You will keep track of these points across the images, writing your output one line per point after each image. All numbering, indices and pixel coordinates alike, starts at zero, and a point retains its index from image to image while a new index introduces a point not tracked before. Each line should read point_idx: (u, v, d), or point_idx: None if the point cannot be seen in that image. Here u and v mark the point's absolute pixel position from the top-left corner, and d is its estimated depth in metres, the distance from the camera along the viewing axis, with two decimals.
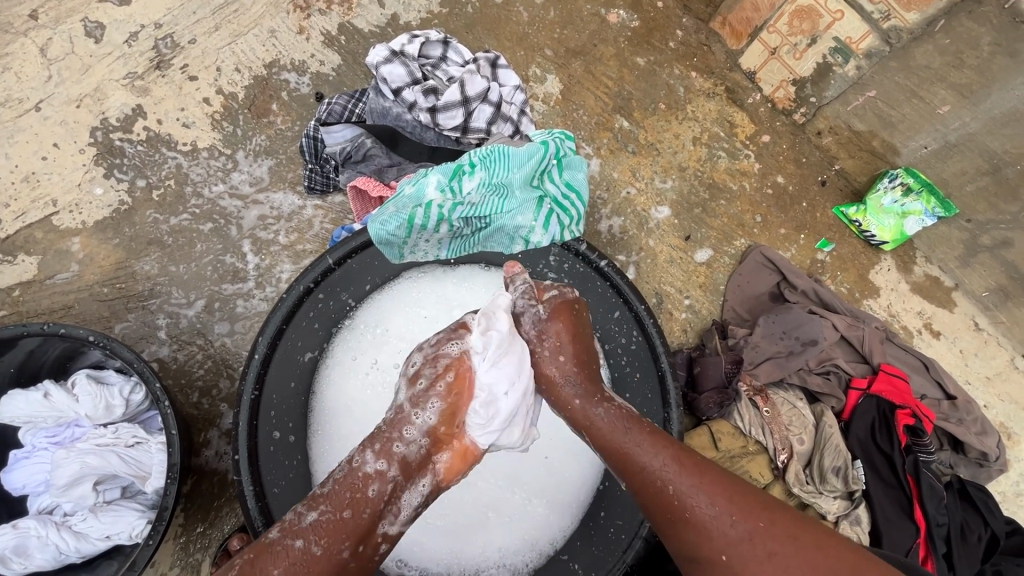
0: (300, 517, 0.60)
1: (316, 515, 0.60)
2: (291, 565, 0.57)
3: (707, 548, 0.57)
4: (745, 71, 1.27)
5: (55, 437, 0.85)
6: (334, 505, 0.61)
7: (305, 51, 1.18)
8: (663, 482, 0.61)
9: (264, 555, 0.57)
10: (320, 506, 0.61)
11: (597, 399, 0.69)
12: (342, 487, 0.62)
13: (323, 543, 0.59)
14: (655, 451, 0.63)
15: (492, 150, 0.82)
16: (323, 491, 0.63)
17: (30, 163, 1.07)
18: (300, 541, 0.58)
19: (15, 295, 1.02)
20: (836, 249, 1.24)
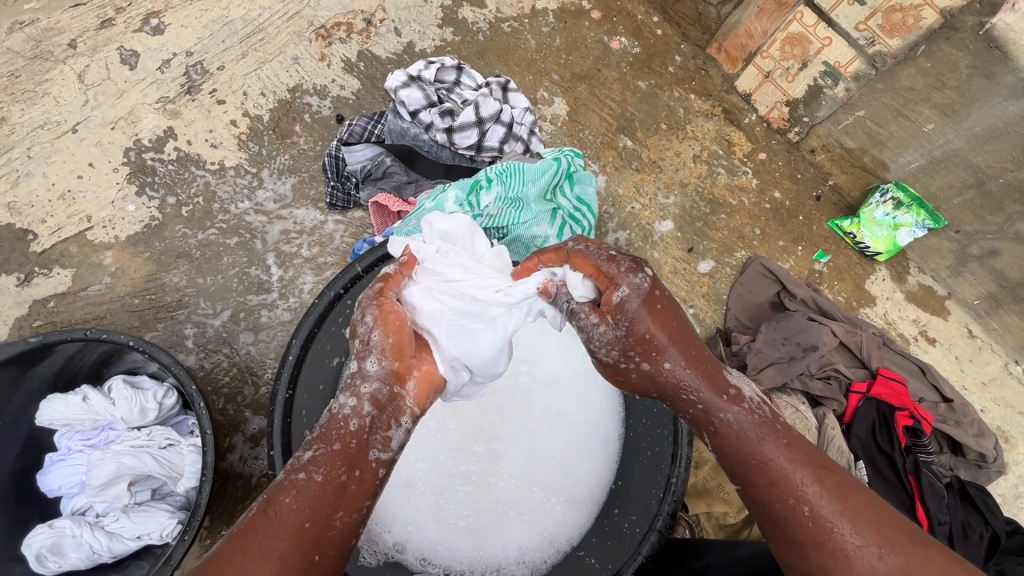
0: (298, 457, 0.58)
1: (311, 453, 0.58)
2: (303, 497, 0.55)
3: (840, 574, 0.53)
4: (741, 93, 1.35)
5: (90, 440, 0.89)
6: (324, 440, 0.58)
7: (327, 76, 1.25)
8: (786, 495, 0.57)
9: (275, 495, 0.56)
10: (312, 445, 0.58)
11: (723, 402, 0.61)
12: (328, 423, 0.59)
13: (323, 471, 0.56)
14: (790, 466, 0.57)
15: (508, 166, 0.88)
16: (312, 433, 0.59)
17: (66, 181, 1.13)
18: (302, 474, 0.56)
19: (50, 306, 1.06)
20: (832, 260, 1.30)
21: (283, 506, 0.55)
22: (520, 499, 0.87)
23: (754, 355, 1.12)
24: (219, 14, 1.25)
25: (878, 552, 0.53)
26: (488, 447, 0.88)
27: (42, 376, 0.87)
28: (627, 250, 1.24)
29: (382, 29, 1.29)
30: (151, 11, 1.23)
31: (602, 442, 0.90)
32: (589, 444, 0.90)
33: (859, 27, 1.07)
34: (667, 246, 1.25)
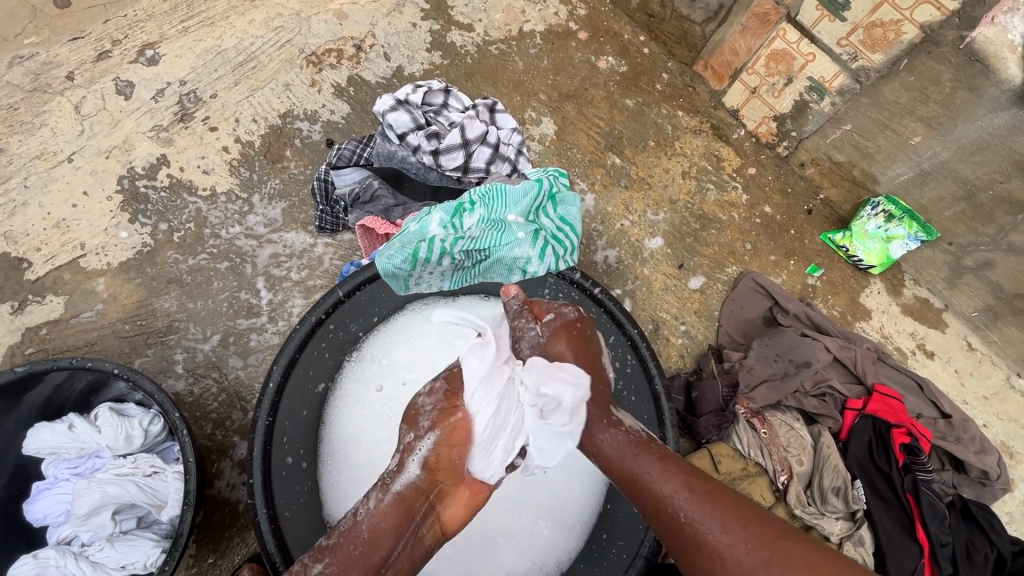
0: (309, 568, 0.62)
1: (320, 568, 0.61)
2: None
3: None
4: (729, 109, 1.36)
5: (77, 468, 0.89)
6: (339, 559, 0.62)
7: (317, 101, 1.27)
8: (674, 509, 0.61)
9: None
10: (324, 559, 0.62)
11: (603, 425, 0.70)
12: (345, 539, 0.63)
13: None
14: (665, 478, 0.63)
15: (490, 189, 0.89)
16: (328, 542, 0.64)
17: (61, 210, 1.15)
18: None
19: (42, 333, 1.07)
20: (825, 274, 1.29)
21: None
22: (505, 523, 0.86)
23: (746, 372, 1.10)
24: (213, 43, 1.28)
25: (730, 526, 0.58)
26: None
27: (31, 405, 0.88)
28: (617, 267, 1.23)
29: (372, 54, 1.31)
30: (146, 42, 1.26)
31: (590, 468, 0.87)
32: (576, 467, 0.88)
33: (841, 43, 1.08)
34: (657, 263, 1.25)
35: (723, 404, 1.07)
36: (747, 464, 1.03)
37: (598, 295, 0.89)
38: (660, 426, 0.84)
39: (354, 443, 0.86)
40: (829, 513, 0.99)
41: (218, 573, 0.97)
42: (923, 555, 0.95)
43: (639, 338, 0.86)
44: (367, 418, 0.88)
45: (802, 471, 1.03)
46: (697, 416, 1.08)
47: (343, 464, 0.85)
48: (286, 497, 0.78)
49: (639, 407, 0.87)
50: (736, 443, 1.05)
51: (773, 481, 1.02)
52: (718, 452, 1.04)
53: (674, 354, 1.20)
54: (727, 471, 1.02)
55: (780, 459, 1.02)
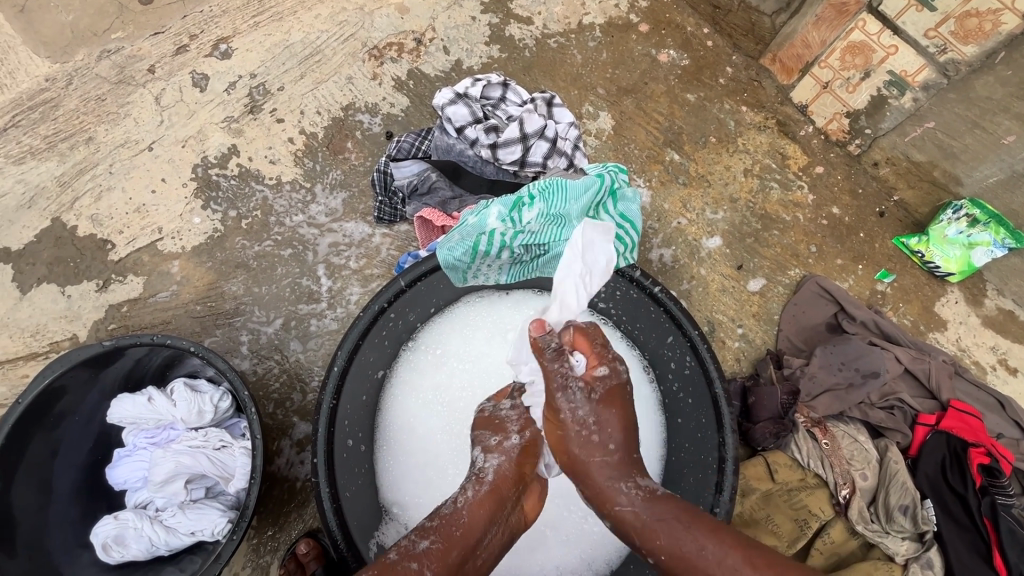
0: (414, 544, 0.59)
1: (427, 543, 0.59)
2: None
3: None
4: (797, 104, 1.30)
5: (154, 438, 0.94)
6: (443, 537, 0.60)
7: (378, 94, 1.30)
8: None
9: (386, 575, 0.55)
10: (431, 535, 0.60)
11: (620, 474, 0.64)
12: (445, 522, 0.62)
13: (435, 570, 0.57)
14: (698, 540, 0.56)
15: (551, 183, 0.88)
16: (431, 523, 0.62)
17: (141, 196, 1.23)
18: (416, 564, 0.56)
19: (123, 310, 1.15)
20: (897, 280, 1.21)
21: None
22: (555, 516, 0.86)
23: (807, 379, 1.05)
24: (281, 38, 1.32)
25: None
26: None
27: (114, 376, 0.94)
28: (672, 266, 1.20)
29: (432, 48, 1.33)
30: (220, 37, 1.31)
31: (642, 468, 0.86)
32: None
33: (929, 34, 1.01)
34: (715, 264, 1.21)
35: (781, 411, 1.03)
36: (805, 474, 0.99)
37: (659, 294, 0.86)
38: (719, 430, 0.81)
39: (409, 430, 0.89)
40: (894, 532, 0.94)
41: (276, 545, 1.01)
42: None
43: (700, 339, 0.83)
44: (423, 406, 0.90)
45: (866, 486, 0.98)
46: (754, 422, 1.05)
47: (399, 452, 0.88)
48: (347, 478, 0.80)
49: (696, 409, 0.85)
50: (795, 452, 1.00)
51: (834, 494, 0.98)
52: (775, 460, 1.00)
53: (730, 358, 1.16)
54: (784, 480, 0.99)
55: (842, 472, 0.98)
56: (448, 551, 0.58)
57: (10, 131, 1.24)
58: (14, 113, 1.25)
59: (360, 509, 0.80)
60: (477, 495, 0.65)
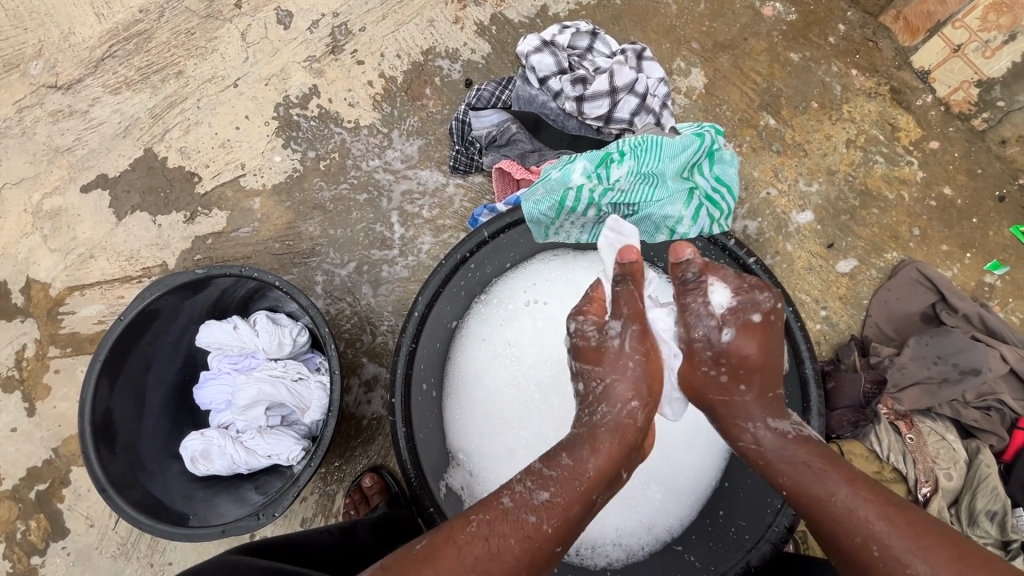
0: (533, 494, 0.58)
1: (547, 496, 0.58)
2: (523, 539, 0.56)
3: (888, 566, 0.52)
4: (916, 70, 1.17)
5: (236, 364, 0.99)
6: (563, 493, 0.58)
7: (459, 40, 1.26)
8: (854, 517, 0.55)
9: (499, 521, 0.57)
10: (551, 488, 0.59)
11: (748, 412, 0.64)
12: (569, 476, 0.60)
13: (553, 523, 0.57)
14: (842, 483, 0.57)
15: (645, 140, 0.83)
16: (551, 473, 0.60)
17: (226, 131, 1.25)
18: (534, 518, 0.57)
19: (207, 242, 1.20)
20: (1010, 273, 1.11)
21: (504, 541, 0.56)
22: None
23: (896, 370, 0.99)
24: None
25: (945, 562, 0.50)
26: None
27: (203, 302, 0.99)
28: (756, 239, 1.14)
29: None
30: None
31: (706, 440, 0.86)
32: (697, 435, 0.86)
33: None
34: (803, 239, 1.14)
35: (863, 401, 0.96)
36: (882, 467, 0.94)
37: (752, 266, 0.80)
38: (803, 413, 0.78)
39: (476, 381, 0.89)
40: (977, 537, 0.88)
41: (342, 476, 1.06)
42: None
43: (793, 317, 0.78)
44: (494, 359, 0.89)
45: (951, 487, 0.92)
46: (830, 409, 0.99)
47: (466, 402, 0.88)
48: (421, 419, 0.83)
49: (777, 387, 0.82)
50: (873, 444, 0.95)
51: (912, 491, 0.92)
52: (849, 449, 0.96)
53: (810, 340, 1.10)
54: (858, 470, 0.95)
55: (925, 470, 0.92)
56: (568, 508, 0.58)
57: (107, 61, 1.28)
58: (111, 43, 1.29)
59: (431, 451, 0.83)
60: (606, 445, 0.62)
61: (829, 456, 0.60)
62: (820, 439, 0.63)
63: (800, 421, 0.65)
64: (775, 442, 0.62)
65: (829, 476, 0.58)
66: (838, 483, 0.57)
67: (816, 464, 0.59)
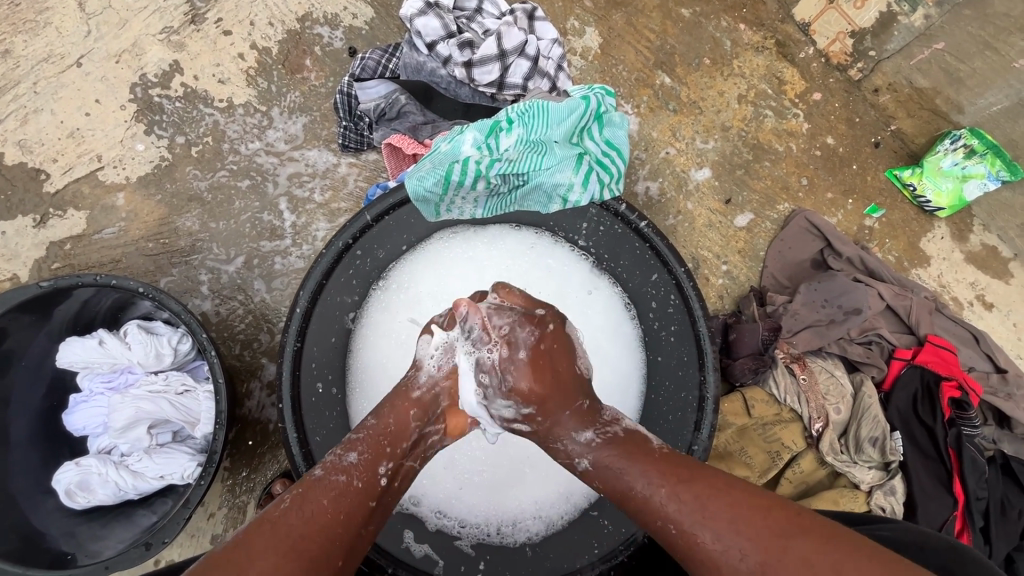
0: (342, 457, 0.59)
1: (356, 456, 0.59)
2: (338, 497, 0.55)
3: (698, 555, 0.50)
4: (798, 22, 1.20)
5: (110, 383, 0.89)
6: (371, 447, 0.59)
7: (338, 3, 1.15)
8: (660, 515, 0.53)
9: (312, 490, 0.55)
10: (359, 447, 0.59)
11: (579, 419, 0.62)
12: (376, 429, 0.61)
13: (364, 478, 0.57)
14: (644, 474, 0.55)
15: (530, 105, 0.80)
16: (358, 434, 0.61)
17: (74, 119, 1.09)
18: (342, 475, 0.57)
19: (66, 248, 1.05)
20: (886, 215, 1.18)
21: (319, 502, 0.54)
22: (532, 452, 0.86)
23: (790, 316, 1.04)
24: None
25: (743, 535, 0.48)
26: None
27: (61, 319, 0.87)
28: (659, 200, 1.15)
29: None
30: None
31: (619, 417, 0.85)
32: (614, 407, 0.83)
33: None
34: (702, 197, 1.16)
35: (761, 347, 1.02)
36: (781, 409, 1.00)
37: (644, 230, 0.82)
38: (700, 369, 0.80)
39: (380, 374, 0.83)
40: (861, 462, 0.97)
41: (252, 485, 1.00)
42: (957, 507, 0.92)
43: (685, 277, 0.80)
44: (396, 346, 0.84)
45: (839, 420, 0.99)
46: (733, 358, 1.04)
47: (370, 395, 0.82)
48: (316, 421, 0.78)
49: (678, 348, 0.82)
50: (773, 388, 1.01)
51: (807, 428, 0.99)
52: (752, 396, 1.01)
53: (713, 295, 1.13)
54: (760, 415, 1.00)
55: (817, 407, 0.99)
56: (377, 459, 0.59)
57: None
58: None
59: (331, 453, 0.78)
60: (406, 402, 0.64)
61: (638, 444, 0.59)
62: (629, 431, 0.61)
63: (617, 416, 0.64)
64: (597, 450, 0.59)
65: (633, 470, 0.56)
66: (635, 469, 0.56)
67: (622, 464, 0.57)
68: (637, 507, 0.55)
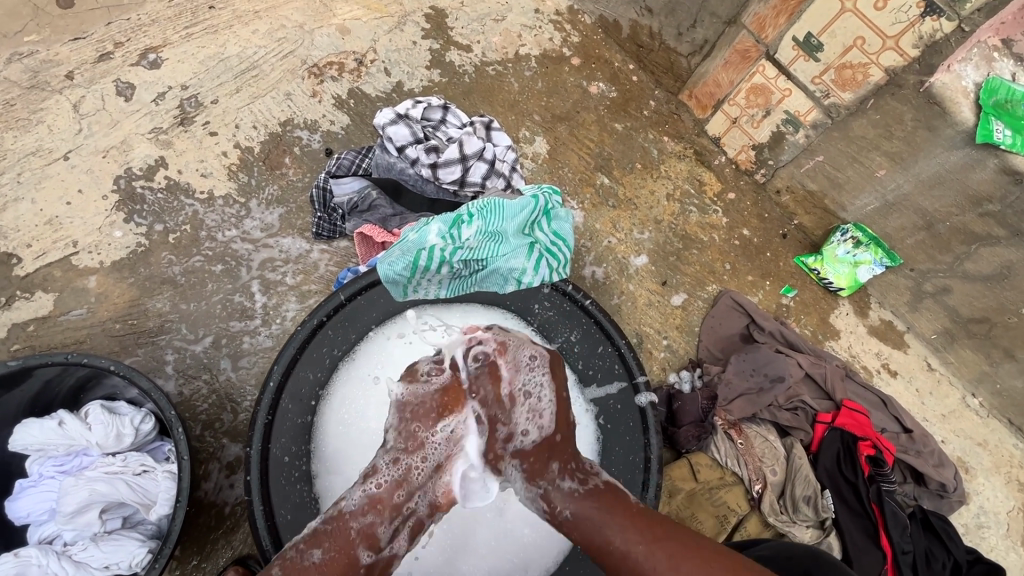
0: (304, 555, 0.64)
1: (359, 498, 0.68)
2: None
3: None
4: (710, 136, 1.44)
5: (62, 466, 0.87)
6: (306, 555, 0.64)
7: (318, 112, 1.31)
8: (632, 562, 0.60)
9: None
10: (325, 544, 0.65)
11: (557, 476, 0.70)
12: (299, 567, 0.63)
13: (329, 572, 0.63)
14: (619, 527, 0.63)
15: (488, 203, 0.94)
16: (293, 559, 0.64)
17: (54, 207, 1.15)
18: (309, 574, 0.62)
19: (29, 330, 1.06)
20: (798, 295, 1.36)
21: None
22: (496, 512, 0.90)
23: (724, 386, 1.16)
24: (215, 51, 1.32)
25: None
26: None
27: (20, 399, 0.86)
28: (604, 282, 1.29)
29: (373, 69, 1.36)
30: (149, 46, 1.29)
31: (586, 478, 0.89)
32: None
33: (814, 81, 1.15)
34: (642, 280, 1.31)
35: (702, 415, 1.14)
36: (724, 473, 1.08)
37: (589, 306, 0.94)
38: (644, 432, 0.89)
39: (354, 441, 0.86)
40: (800, 521, 1.05)
41: None
42: (886, 561, 1.01)
43: (627, 348, 0.92)
44: (369, 415, 0.87)
45: (776, 481, 1.08)
46: (678, 427, 1.15)
47: (343, 465, 0.84)
48: (282, 496, 0.80)
49: (624, 414, 0.91)
50: (714, 452, 1.10)
51: (748, 490, 1.07)
52: (697, 461, 1.09)
53: (657, 367, 1.25)
54: (705, 479, 1.07)
55: (755, 469, 1.08)
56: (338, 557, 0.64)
57: None
58: None
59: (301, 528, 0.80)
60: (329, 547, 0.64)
61: (613, 499, 0.67)
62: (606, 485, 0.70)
63: (595, 469, 0.72)
64: (577, 501, 0.67)
65: (614, 528, 0.63)
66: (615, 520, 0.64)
67: (600, 514, 0.65)
68: (616, 561, 0.62)
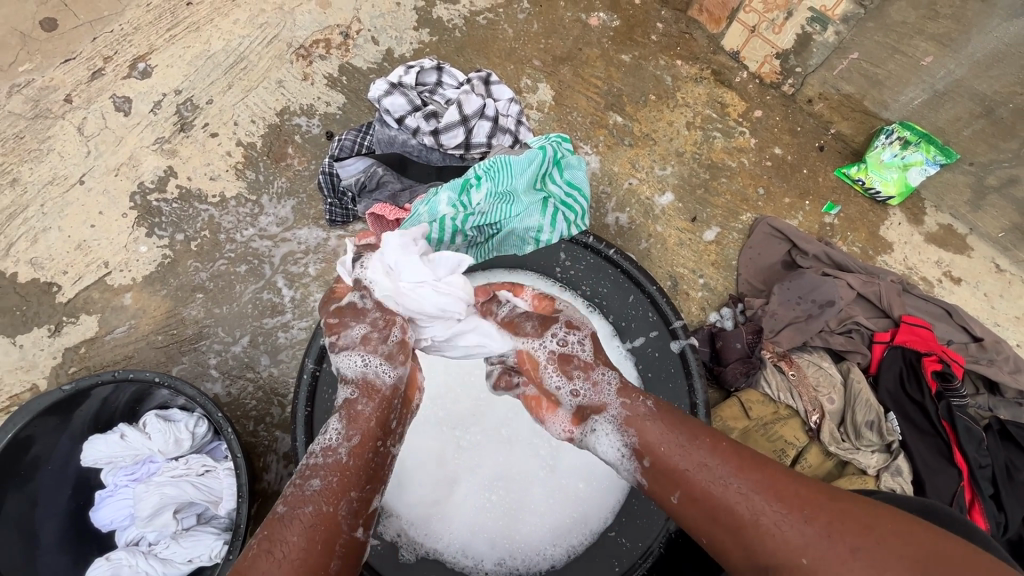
0: (305, 486, 0.63)
1: (321, 482, 0.64)
2: (308, 527, 0.60)
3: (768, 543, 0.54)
4: (728, 52, 1.32)
5: (133, 475, 0.93)
6: (333, 473, 0.65)
7: (312, 95, 1.27)
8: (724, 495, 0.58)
9: (279, 527, 0.60)
10: (321, 474, 0.64)
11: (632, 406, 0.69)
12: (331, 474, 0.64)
13: (332, 502, 0.63)
14: (709, 460, 0.61)
15: (495, 162, 0.91)
16: (319, 462, 0.66)
17: (81, 232, 1.18)
18: (311, 506, 0.61)
19: (81, 352, 1.11)
20: (842, 211, 1.26)
21: (291, 543, 0.59)
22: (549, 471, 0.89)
23: (769, 318, 1.10)
24: (201, 49, 1.29)
25: (802, 518, 0.54)
26: (515, 433, 0.91)
27: (82, 418, 0.90)
28: (629, 228, 1.23)
29: (360, 40, 1.30)
30: (137, 56, 1.27)
31: None
32: None
33: None
34: (669, 219, 1.24)
35: (748, 351, 1.08)
36: (778, 407, 1.03)
37: (614, 256, 0.90)
38: (687, 377, 0.85)
39: None
40: (864, 447, 1.00)
41: None
42: (963, 479, 0.95)
43: (658, 293, 0.88)
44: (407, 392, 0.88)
45: (835, 409, 1.03)
46: (724, 365, 1.09)
47: None
48: None
49: (664, 360, 0.87)
50: (766, 387, 1.05)
51: (806, 421, 1.02)
52: (748, 399, 1.04)
53: (695, 308, 1.19)
54: (758, 416, 1.02)
55: (810, 399, 1.03)
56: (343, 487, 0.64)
57: None
58: None
59: None
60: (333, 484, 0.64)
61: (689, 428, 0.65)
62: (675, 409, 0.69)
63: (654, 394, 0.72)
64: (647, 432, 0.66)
65: (690, 448, 0.62)
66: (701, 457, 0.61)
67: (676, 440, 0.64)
68: (690, 484, 0.60)
